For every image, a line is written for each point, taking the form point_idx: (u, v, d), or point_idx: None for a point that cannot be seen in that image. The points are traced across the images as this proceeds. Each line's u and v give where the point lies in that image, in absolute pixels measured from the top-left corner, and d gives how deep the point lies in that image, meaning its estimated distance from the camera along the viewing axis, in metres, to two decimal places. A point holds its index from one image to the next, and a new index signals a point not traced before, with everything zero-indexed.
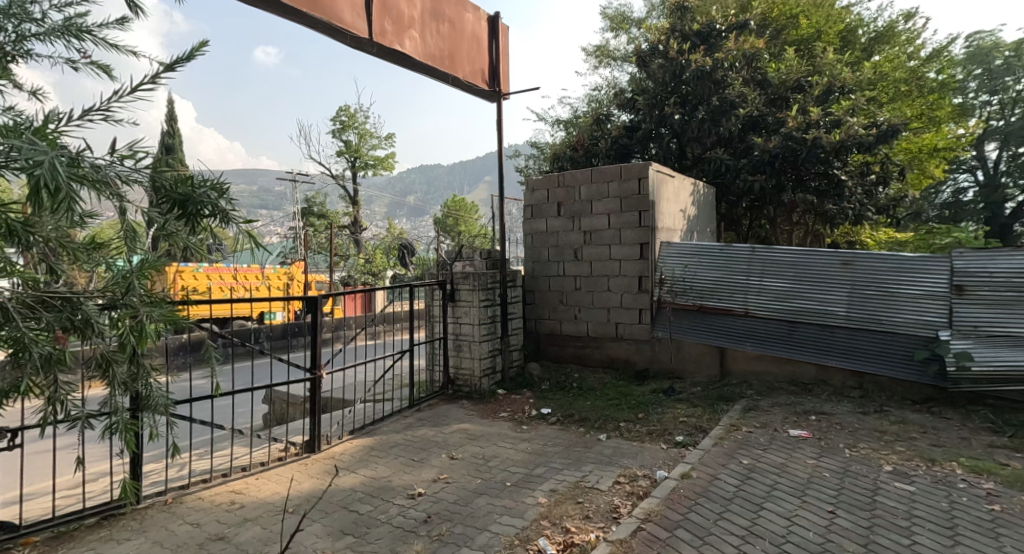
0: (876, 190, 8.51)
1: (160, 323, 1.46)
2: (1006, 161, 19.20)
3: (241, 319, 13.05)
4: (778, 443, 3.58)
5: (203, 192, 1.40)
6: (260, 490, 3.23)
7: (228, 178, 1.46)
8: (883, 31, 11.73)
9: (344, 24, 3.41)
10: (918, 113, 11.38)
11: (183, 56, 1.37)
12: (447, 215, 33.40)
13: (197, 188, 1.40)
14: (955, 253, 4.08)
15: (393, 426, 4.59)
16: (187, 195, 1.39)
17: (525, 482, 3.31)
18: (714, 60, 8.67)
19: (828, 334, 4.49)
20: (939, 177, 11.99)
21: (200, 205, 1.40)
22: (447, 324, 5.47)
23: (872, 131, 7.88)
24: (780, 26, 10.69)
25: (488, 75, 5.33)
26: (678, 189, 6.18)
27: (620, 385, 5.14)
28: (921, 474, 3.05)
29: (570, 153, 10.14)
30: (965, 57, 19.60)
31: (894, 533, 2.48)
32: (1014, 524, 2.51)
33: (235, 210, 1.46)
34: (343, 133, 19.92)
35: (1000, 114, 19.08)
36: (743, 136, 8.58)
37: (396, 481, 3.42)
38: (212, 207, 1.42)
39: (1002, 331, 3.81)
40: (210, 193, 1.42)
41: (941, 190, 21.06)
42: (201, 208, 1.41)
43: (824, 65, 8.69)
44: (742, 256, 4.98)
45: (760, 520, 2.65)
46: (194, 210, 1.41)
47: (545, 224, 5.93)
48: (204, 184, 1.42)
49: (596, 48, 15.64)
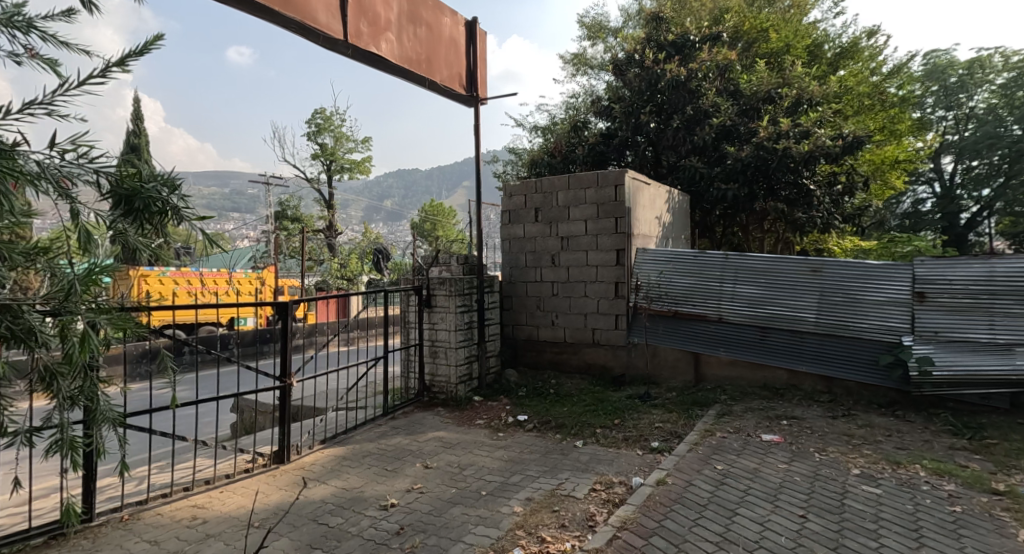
0: (842, 200, 8.77)
1: (113, 328, 1.44)
2: (962, 174, 20.09)
3: (209, 325, 12.67)
4: (750, 448, 3.62)
5: (152, 188, 1.40)
6: (225, 504, 3.10)
7: (178, 174, 1.48)
8: (848, 47, 12.17)
9: (318, 24, 3.34)
10: (881, 126, 11.83)
11: (136, 50, 1.35)
12: (424, 220, 33.18)
13: (145, 183, 1.40)
14: (917, 261, 4.24)
15: (367, 435, 4.49)
16: (134, 191, 1.38)
17: (501, 490, 3.27)
18: (688, 70, 8.83)
19: (798, 339, 4.58)
20: (901, 188, 12.46)
21: (149, 201, 1.39)
22: (422, 330, 5.40)
23: (839, 142, 8.12)
24: (751, 39, 10.97)
25: (466, 79, 5.31)
26: (654, 196, 6.25)
27: (597, 391, 5.14)
28: (887, 476, 3.12)
29: (547, 159, 10.18)
30: (924, 73, 20.49)
31: (863, 536, 2.52)
32: (975, 525, 2.57)
33: (188, 206, 1.46)
34: (319, 135, 19.62)
35: (956, 129, 19.98)
36: (717, 144, 8.70)
37: (369, 492, 3.33)
38: (161, 202, 1.41)
39: (962, 336, 3.93)
40: (158, 189, 1.42)
41: (901, 201, 21.91)
42: (150, 205, 1.40)
43: (793, 77, 8.94)
44: (716, 263, 5.05)
45: (734, 525, 2.66)
46: (143, 207, 1.40)
47: (522, 229, 5.92)
48: (154, 181, 1.43)
49: (573, 56, 15.81)
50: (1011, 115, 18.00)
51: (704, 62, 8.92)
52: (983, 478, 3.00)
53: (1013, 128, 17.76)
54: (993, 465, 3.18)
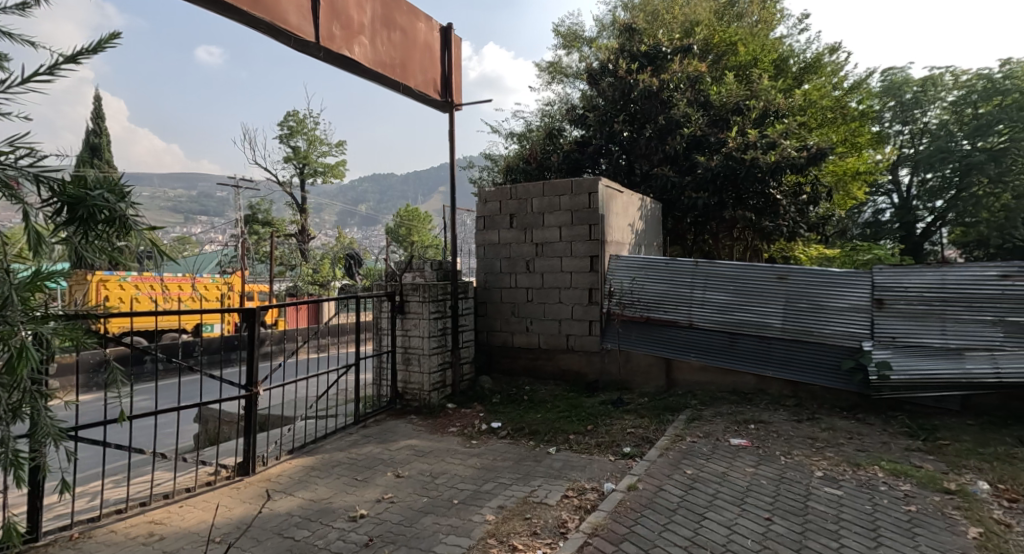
0: (807, 209, 9.05)
1: (59, 338, 1.36)
2: (917, 186, 21.05)
3: (173, 332, 12.25)
4: (719, 452, 3.68)
5: (97, 195, 1.32)
6: (184, 520, 2.99)
7: (130, 181, 1.41)
8: (811, 62, 12.65)
9: (289, 26, 3.28)
10: (843, 139, 12.28)
11: (91, 47, 1.30)
12: (399, 225, 32.91)
13: (91, 190, 1.32)
14: (875, 269, 4.40)
15: (337, 444, 4.40)
16: (78, 198, 1.31)
17: (473, 499, 3.23)
18: (660, 81, 9.02)
19: (766, 345, 4.69)
20: (862, 198, 12.96)
21: (94, 208, 1.31)
22: (396, 336, 5.33)
23: (803, 154, 8.39)
24: (721, 52, 11.28)
25: (441, 85, 5.30)
26: (627, 204, 6.34)
27: (570, 397, 5.15)
28: (848, 478, 3.22)
29: (523, 165, 10.24)
30: (882, 90, 21.48)
31: (824, 537, 2.59)
32: (930, 524, 2.67)
33: (137, 213, 1.38)
34: (291, 138, 19.27)
35: (912, 143, 20.95)
36: (688, 154, 8.89)
37: (337, 503, 3.26)
38: (108, 210, 1.32)
39: (918, 342, 4.10)
40: (106, 197, 1.34)
41: (862, 211, 22.78)
42: (95, 213, 1.32)
43: (760, 90, 9.21)
44: (686, 269, 5.15)
45: (702, 529, 2.69)
46: (87, 215, 1.32)
47: (497, 235, 5.92)
48: (101, 188, 1.35)
49: (549, 65, 15.99)
50: (961, 131, 18.99)
51: (676, 74, 9.11)
52: (937, 478, 3.12)
53: (963, 143, 18.72)
54: (946, 465, 3.31)
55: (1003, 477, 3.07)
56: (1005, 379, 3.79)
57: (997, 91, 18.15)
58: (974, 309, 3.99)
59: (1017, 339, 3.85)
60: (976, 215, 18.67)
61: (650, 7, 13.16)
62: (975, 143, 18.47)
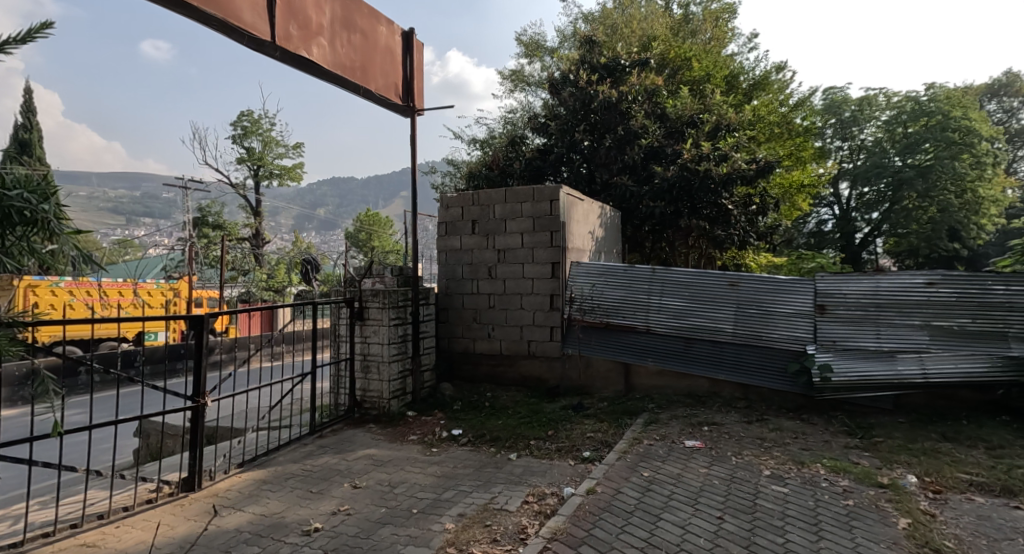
0: (757, 219, 9.47)
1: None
2: (856, 199, 22.40)
3: (111, 341, 11.53)
4: (675, 454, 3.79)
5: (18, 196, 1.27)
6: (121, 542, 2.82)
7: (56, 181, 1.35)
8: (760, 79, 13.31)
9: (244, 25, 3.19)
10: (789, 153, 12.94)
11: (18, 38, 1.25)
12: (359, 230, 32.30)
13: (10, 191, 1.27)
14: (817, 276, 4.66)
15: (291, 455, 4.26)
16: None
17: (432, 508, 3.20)
18: (619, 92, 9.26)
19: (718, 349, 4.87)
20: (806, 210, 13.67)
21: (12, 209, 1.25)
22: (354, 343, 5.22)
23: (753, 166, 8.79)
24: (676, 67, 11.70)
25: (402, 90, 5.27)
26: (587, 212, 6.46)
27: (531, 403, 5.19)
28: (793, 476, 3.38)
29: (485, 172, 10.28)
30: (824, 107, 22.81)
31: (771, 533, 2.71)
32: (866, 517, 2.83)
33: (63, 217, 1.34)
34: (245, 139, 18.62)
35: (851, 158, 22.31)
36: (646, 164, 9.15)
37: (290, 517, 3.16)
38: (29, 212, 1.27)
39: (856, 345, 4.36)
40: (25, 198, 1.29)
41: (807, 221, 24.01)
42: (14, 214, 1.26)
43: (713, 104, 9.60)
44: (644, 276, 5.29)
45: (658, 530, 2.77)
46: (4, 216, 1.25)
47: (459, 241, 5.92)
48: (21, 188, 1.30)
49: (511, 73, 16.14)
50: (894, 148, 20.37)
51: (633, 86, 9.38)
52: (872, 474, 3.32)
53: (896, 159, 20.11)
54: (880, 461, 3.53)
55: (930, 471, 3.30)
56: (931, 379, 4.11)
57: (925, 111, 19.59)
58: (904, 314, 4.32)
59: (940, 342, 4.20)
60: (907, 226, 20.05)
61: (609, 21, 13.52)
62: (906, 159, 19.86)
